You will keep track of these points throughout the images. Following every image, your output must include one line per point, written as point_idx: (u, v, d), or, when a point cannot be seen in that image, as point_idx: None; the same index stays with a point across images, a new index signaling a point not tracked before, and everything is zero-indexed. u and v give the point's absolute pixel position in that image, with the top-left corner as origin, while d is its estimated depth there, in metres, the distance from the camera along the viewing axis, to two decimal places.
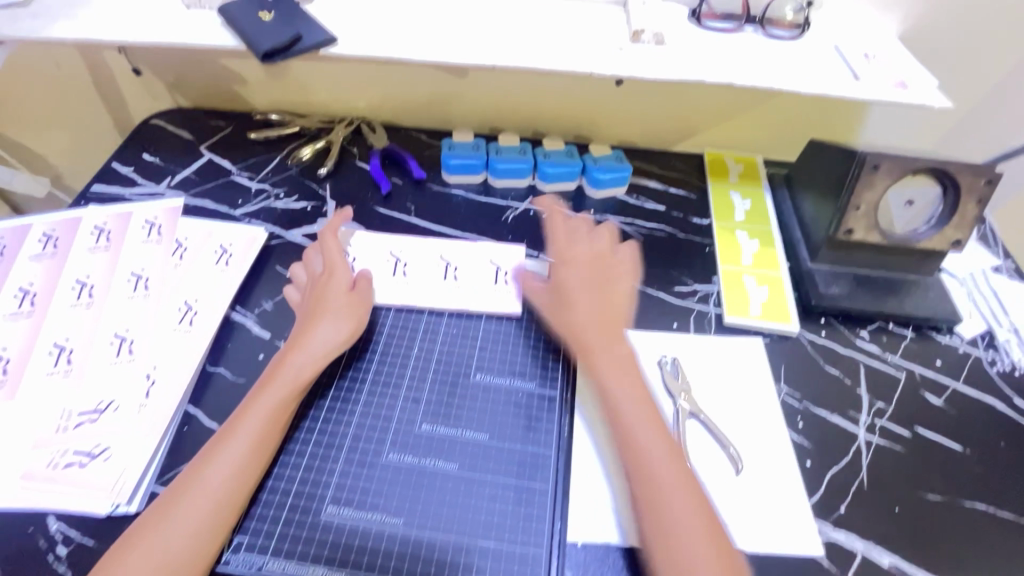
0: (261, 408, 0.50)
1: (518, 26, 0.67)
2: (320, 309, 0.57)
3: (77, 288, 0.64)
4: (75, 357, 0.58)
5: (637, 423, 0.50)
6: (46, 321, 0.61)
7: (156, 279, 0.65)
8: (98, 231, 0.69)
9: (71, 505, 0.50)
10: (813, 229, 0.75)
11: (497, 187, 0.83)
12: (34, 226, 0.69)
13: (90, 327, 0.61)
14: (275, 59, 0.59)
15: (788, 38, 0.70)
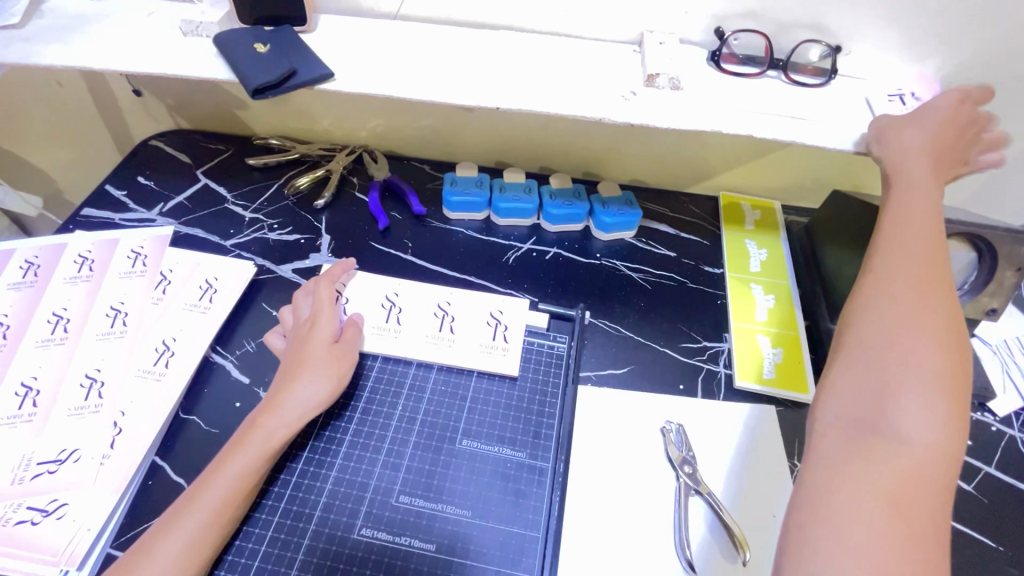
0: (226, 478, 0.46)
1: (526, 64, 0.63)
2: (298, 364, 0.53)
3: (52, 322, 0.61)
4: (42, 398, 0.55)
5: (907, 349, 0.45)
6: (16, 358, 0.58)
7: (135, 315, 0.62)
8: (81, 259, 0.67)
9: (16, 570, 0.46)
10: (833, 286, 0.70)
11: (500, 225, 0.79)
12: (17, 251, 0.67)
13: (59, 367, 0.58)
14: (264, 96, 0.57)
15: (812, 86, 0.66)
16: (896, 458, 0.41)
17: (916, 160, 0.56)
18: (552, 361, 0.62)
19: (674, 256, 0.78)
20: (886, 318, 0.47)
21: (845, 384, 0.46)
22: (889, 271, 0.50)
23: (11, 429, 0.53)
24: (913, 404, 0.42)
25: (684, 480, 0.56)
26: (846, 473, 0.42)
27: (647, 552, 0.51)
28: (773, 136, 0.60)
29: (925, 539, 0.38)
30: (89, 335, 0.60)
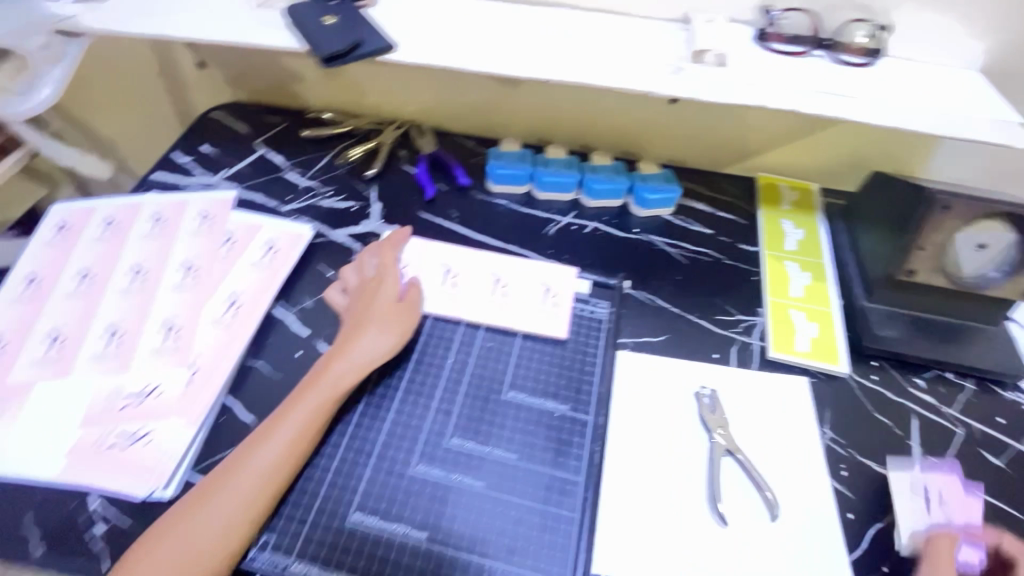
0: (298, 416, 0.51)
1: (577, 39, 0.66)
2: (365, 317, 0.58)
3: (131, 272, 0.66)
4: (125, 340, 0.61)
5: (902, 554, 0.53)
6: (101, 303, 0.63)
7: (204, 269, 0.67)
8: (155, 218, 0.72)
9: (108, 486, 0.51)
10: (870, 266, 0.71)
11: (540, 199, 0.82)
12: (97, 209, 0.72)
13: (139, 313, 0.63)
14: (334, 64, 0.61)
15: (858, 65, 0.67)
16: None
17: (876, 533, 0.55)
18: (592, 327, 0.65)
19: (711, 233, 0.80)
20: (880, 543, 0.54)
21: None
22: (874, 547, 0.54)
23: (101, 365, 0.59)
24: None
25: (717, 441, 0.58)
26: None
27: (681, 504, 0.54)
28: (819, 112, 0.62)
29: None
30: (164, 286, 0.65)
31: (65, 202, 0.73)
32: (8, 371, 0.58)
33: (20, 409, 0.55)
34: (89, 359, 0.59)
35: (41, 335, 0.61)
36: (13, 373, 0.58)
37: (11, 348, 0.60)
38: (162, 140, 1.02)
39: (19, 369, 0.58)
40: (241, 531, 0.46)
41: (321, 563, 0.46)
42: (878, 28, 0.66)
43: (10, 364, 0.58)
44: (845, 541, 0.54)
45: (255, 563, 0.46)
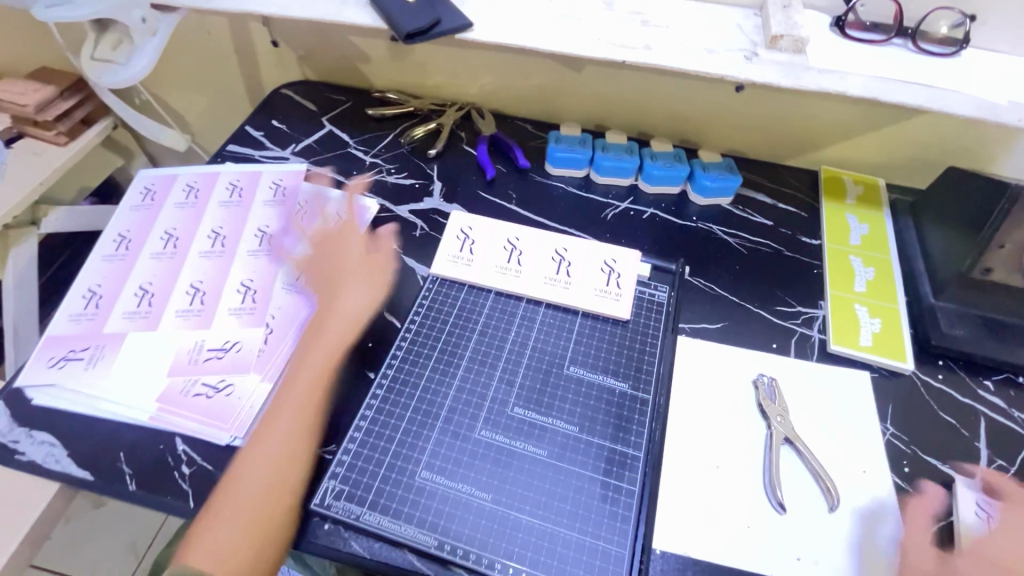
0: (314, 369, 0.58)
1: (651, 23, 0.66)
2: (335, 274, 0.67)
3: (211, 237, 0.70)
4: (207, 301, 0.64)
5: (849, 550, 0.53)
6: (185, 264, 0.67)
7: (277, 237, 0.70)
8: (232, 186, 0.76)
9: (196, 431, 0.55)
10: (939, 264, 0.70)
11: (598, 183, 0.82)
12: (179, 178, 0.77)
13: (220, 275, 0.67)
14: (413, 41, 0.63)
15: (940, 54, 0.66)
16: None
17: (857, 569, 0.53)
18: (653, 309, 0.66)
19: (771, 225, 0.79)
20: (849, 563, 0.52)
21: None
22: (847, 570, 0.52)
23: (184, 322, 0.62)
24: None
25: (776, 429, 0.58)
26: None
27: (738, 488, 0.55)
28: (900, 101, 0.60)
29: None
30: (241, 251, 0.69)
31: (149, 169, 0.77)
32: (102, 323, 0.62)
33: (116, 358, 0.59)
34: (173, 316, 0.63)
35: (130, 292, 0.65)
36: (108, 324, 0.62)
37: (105, 302, 0.64)
38: (234, 118, 1.06)
39: (114, 321, 0.62)
40: (291, 465, 0.52)
41: (392, 515, 0.49)
42: (965, 16, 0.64)
43: (105, 316, 0.63)
44: (906, 537, 0.53)
45: (331, 510, 0.50)
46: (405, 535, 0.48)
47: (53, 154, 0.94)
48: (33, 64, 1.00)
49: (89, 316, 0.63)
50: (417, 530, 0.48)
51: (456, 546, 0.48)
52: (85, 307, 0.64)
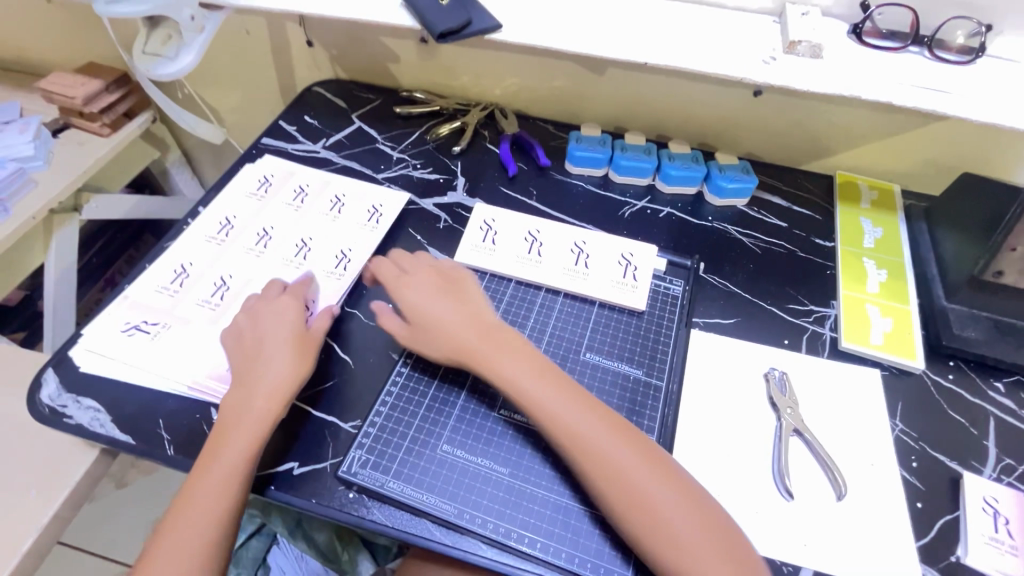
0: (236, 454, 0.50)
1: (672, 28, 0.69)
2: (265, 346, 0.57)
3: (259, 233, 0.72)
4: (231, 295, 0.66)
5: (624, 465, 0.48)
6: (225, 254, 0.70)
7: (314, 246, 0.71)
8: (296, 188, 0.78)
9: None
10: (952, 268, 0.71)
11: (616, 182, 0.85)
12: (249, 169, 0.80)
13: (252, 272, 0.69)
14: (445, 40, 0.66)
15: (957, 63, 0.67)
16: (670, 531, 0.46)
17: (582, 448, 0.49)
18: (668, 302, 0.68)
19: (786, 227, 0.81)
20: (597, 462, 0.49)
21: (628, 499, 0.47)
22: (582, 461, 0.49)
23: (209, 310, 0.65)
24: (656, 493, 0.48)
25: (786, 421, 0.60)
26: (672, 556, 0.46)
27: (747, 475, 0.56)
28: (914, 105, 0.62)
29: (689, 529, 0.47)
30: (276, 253, 0.70)
31: (247, 165, 0.80)
32: (141, 296, 0.65)
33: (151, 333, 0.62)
34: (200, 303, 0.65)
35: (171, 269, 0.68)
36: (145, 297, 0.65)
37: (153, 277, 0.67)
38: (266, 114, 1.10)
39: (150, 295, 0.66)
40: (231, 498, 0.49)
41: (416, 484, 0.53)
42: (982, 26, 0.65)
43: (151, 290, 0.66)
44: (911, 528, 0.54)
45: (358, 478, 0.53)
46: (427, 504, 0.52)
47: (96, 144, 0.99)
48: (82, 59, 1.06)
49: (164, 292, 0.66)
50: (438, 499, 0.52)
51: (475, 516, 0.51)
52: (172, 283, 0.67)
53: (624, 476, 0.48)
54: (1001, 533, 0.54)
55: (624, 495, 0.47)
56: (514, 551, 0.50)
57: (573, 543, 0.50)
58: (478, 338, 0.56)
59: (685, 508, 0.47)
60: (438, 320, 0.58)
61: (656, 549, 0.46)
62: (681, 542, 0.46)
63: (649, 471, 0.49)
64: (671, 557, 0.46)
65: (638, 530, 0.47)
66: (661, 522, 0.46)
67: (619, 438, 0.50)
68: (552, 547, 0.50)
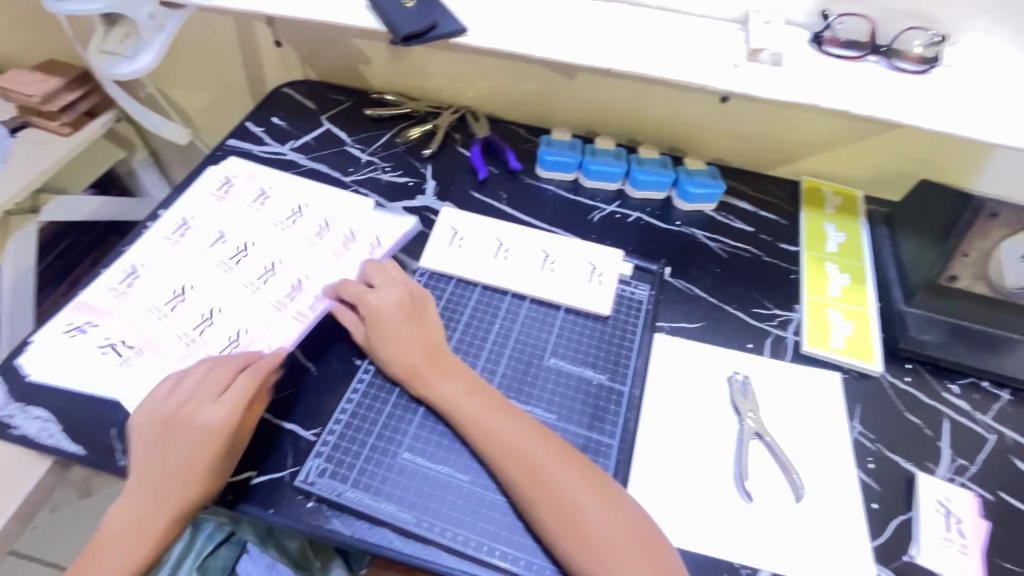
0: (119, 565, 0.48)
1: (637, 35, 0.69)
2: (175, 452, 0.50)
3: (243, 250, 0.67)
4: (209, 330, 0.60)
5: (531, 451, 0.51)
6: (179, 257, 0.66)
7: (283, 275, 0.65)
8: (259, 191, 0.74)
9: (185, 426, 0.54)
10: (910, 272, 0.73)
11: (587, 187, 0.85)
12: (216, 168, 0.76)
13: (233, 304, 0.62)
14: (410, 43, 0.66)
15: (913, 72, 0.69)
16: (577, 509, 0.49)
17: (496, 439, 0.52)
18: (634, 306, 0.69)
19: (752, 231, 0.82)
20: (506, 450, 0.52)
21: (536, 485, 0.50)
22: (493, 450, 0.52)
23: (183, 345, 0.59)
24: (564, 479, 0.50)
25: (747, 424, 0.60)
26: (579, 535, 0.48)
27: (708, 478, 0.57)
28: (870, 113, 0.63)
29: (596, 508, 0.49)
30: (244, 276, 0.64)
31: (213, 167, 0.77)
32: (87, 295, 0.62)
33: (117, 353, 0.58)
34: (170, 334, 0.59)
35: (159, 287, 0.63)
36: (91, 296, 0.62)
37: (136, 289, 0.63)
38: (235, 114, 1.08)
39: (96, 294, 0.62)
40: None
41: (374, 493, 0.52)
42: (936, 36, 0.67)
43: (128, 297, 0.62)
44: (867, 529, 0.55)
45: (314, 487, 0.52)
46: (385, 512, 0.51)
47: (56, 144, 0.96)
48: (42, 56, 1.03)
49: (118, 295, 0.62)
50: (397, 507, 0.51)
51: (434, 524, 0.51)
52: (120, 283, 0.63)
53: (546, 486, 0.49)
54: (953, 533, 0.55)
55: (544, 502, 0.49)
56: (474, 560, 0.49)
57: (533, 551, 0.50)
58: (423, 351, 0.58)
59: (604, 511, 0.49)
60: (389, 332, 0.60)
61: (574, 555, 0.47)
62: (600, 545, 0.47)
63: (559, 460, 0.51)
64: (593, 562, 0.47)
65: (555, 532, 0.48)
66: (581, 526, 0.48)
67: (546, 450, 0.52)
68: (512, 554, 0.50)
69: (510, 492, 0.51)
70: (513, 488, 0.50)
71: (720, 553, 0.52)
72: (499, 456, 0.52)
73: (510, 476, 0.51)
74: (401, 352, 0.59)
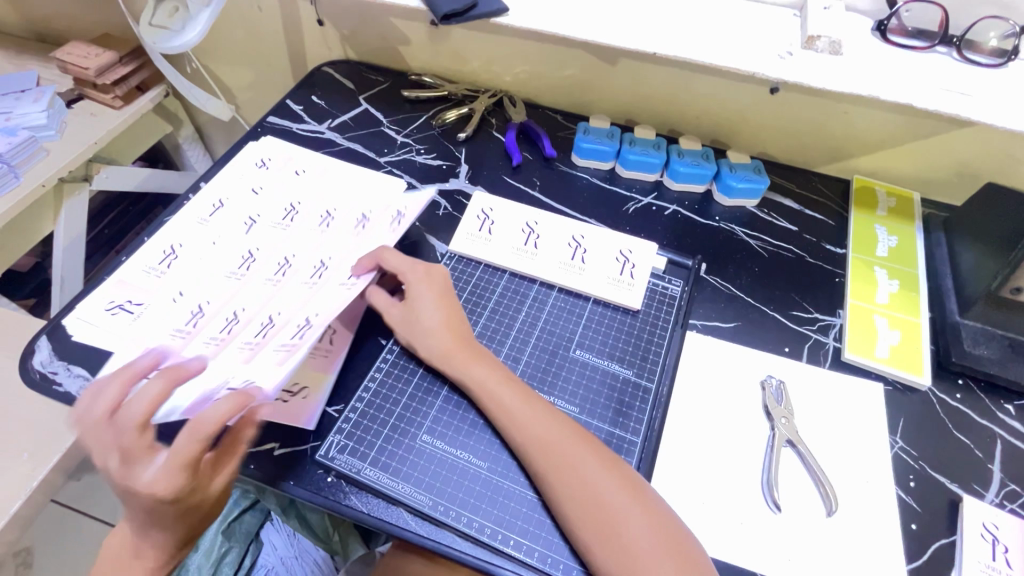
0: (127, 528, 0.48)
1: (686, 19, 0.66)
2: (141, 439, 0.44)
3: (281, 265, 0.62)
4: (277, 332, 0.53)
5: (560, 444, 0.50)
6: (212, 238, 0.67)
7: (334, 269, 0.60)
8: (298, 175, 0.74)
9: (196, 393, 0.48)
10: (969, 281, 0.68)
11: (623, 177, 0.82)
12: (253, 150, 0.77)
13: (296, 306, 0.56)
14: (449, 23, 0.65)
15: (988, 65, 0.63)
16: (605, 504, 0.47)
17: (525, 425, 0.52)
18: (666, 301, 0.67)
19: (796, 230, 0.78)
20: (535, 439, 0.51)
21: (564, 480, 0.48)
22: (520, 439, 0.51)
23: (251, 352, 0.51)
24: (594, 472, 0.49)
25: (779, 431, 0.58)
26: (608, 534, 0.46)
27: (735, 483, 0.55)
28: (935, 108, 0.59)
29: (627, 507, 0.47)
30: (297, 279, 0.60)
31: (251, 143, 0.78)
32: (122, 272, 0.64)
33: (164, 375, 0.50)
34: (236, 345, 0.52)
35: (216, 317, 0.56)
36: (128, 275, 0.64)
37: (195, 326, 0.56)
38: (276, 92, 1.10)
39: (133, 273, 0.64)
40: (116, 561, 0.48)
41: (392, 473, 0.52)
42: (1017, 27, 0.62)
43: (194, 337, 0.55)
44: (902, 550, 0.52)
45: (333, 463, 0.53)
46: (401, 493, 0.51)
47: (108, 116, 1.00)
48: (97, 31, 1.07)
49: (157, 274, 0.64)
50: (414, 489, 0.51)
51: (449, 508, 0.50)
52: (187, 323, 0.56)
53: (574, 474, 0.49)
54: (999, 562, 0.52)
55: (571, 494, 0.48)
56: (488, 548, 0.49)
57: (549, 545, 0.49)
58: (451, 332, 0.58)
59: (633, 509, 0.47)
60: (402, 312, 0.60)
61: (599, 550, 0.46)
62: (628, 543, 0.46)
63: (590, 455, 0.50)
64: (622, 562, 0.45)
65: (582, 526, 0.47)
66: (609, 521, 0.47)
67: (580, 444, 0.51)
68: (527, 546, 0.49)
69: (537, 479, 0.50)
70: (541, 476, 0.50)
71: (742, 564, 0.50)
72: (527, 447, 0.51)
73: (540, 466, 0.50)
74: (429, 336, 0.58)
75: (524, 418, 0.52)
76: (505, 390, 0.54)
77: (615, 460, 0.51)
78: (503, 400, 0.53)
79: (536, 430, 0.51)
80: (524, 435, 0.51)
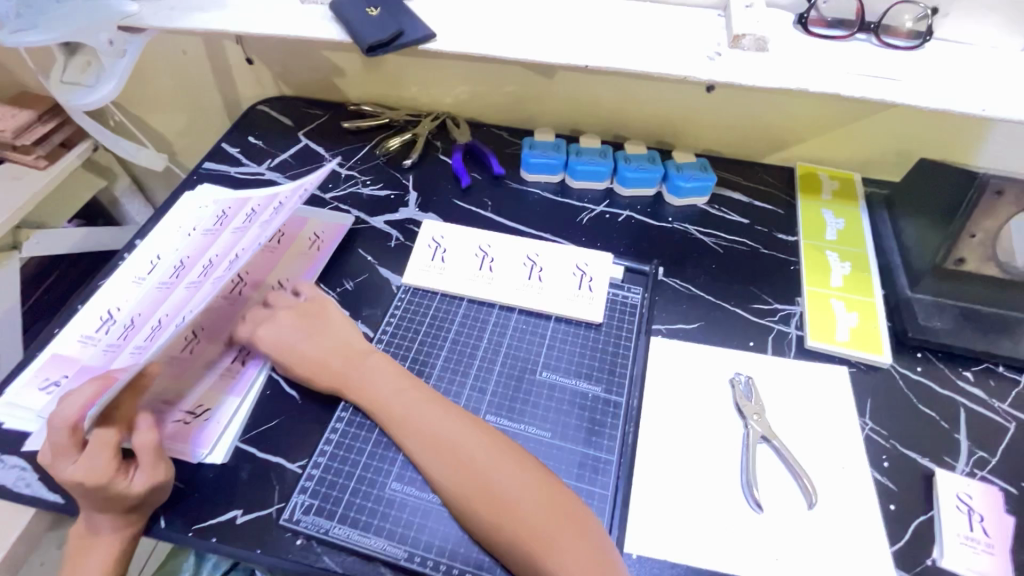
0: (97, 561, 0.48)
1: (614, 28, 0.67)
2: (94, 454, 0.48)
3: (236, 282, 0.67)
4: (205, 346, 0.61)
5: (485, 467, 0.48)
6: (148, 291, 0.64)
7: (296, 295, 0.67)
8: (220, 215, 0.71)
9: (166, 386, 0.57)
10: (915, 256, 0.69)
11: (574, 188, 0.82)
12: (186, 201, 0.75)
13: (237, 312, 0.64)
14: (375, 53, 0.64)
15: (905, 48, 0.66)
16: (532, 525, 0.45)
17: (449, 448, 0.50)
18: (627, 311, 0.67)
19: (747, 223, 0.79)
20: (459, 466, 0.48)
21: (489, 509, 0.46)
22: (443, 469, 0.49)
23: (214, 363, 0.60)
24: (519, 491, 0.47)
25: (752, 428, 0.57)
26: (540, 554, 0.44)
27: (715, 489, 0.54)
28: (862, 95, 0.60)
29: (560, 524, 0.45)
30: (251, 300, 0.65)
31: (186, 195, 0.76)
32: (55, 345, 0.61)
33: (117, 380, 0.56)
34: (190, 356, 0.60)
35: (146, 328, 0.58)
36: (63, 347, 0.61)
37: (132, 336, 0.59)
38: (211, 135, 1.06)
39: (68, 344, 0.61)
40: None
41: (363, 528, 0.50)
42: (927, 8, 0.64)
43: (123, 348, 0.58)
44: (884, 533, 0.53)
45: (300, 525, 0.50)
46: (375, 549, 0.49)
47: (32, 178, 0.94)
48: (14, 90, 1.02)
49: (94, 342, 0.60)
50: (387, 541, 0.49)
51: (426, 558, 0.48)
52: (122, 335, 0.60)
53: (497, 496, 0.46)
54: (977, 532, 0.52)
55: (491, 508, 0.46)
56: None
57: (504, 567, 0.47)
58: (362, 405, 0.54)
59: (551, 508, 0.46)
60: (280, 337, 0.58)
61: (527, 557, 0.44)
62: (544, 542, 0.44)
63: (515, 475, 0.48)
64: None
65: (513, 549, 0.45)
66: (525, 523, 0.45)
67: (507, 465, 0.48)
68: None
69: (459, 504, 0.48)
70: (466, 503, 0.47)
71: (729, 570, 0.50)
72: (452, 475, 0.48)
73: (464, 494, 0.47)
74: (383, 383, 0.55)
75: (449, 442, 0.50)
76: (430, 423, 0.52)
77: (548, 478, 0.48)
78: (433, 428, 0.51)
79: (460, 456, 0.49)
80: (449, 462, 0.49)
